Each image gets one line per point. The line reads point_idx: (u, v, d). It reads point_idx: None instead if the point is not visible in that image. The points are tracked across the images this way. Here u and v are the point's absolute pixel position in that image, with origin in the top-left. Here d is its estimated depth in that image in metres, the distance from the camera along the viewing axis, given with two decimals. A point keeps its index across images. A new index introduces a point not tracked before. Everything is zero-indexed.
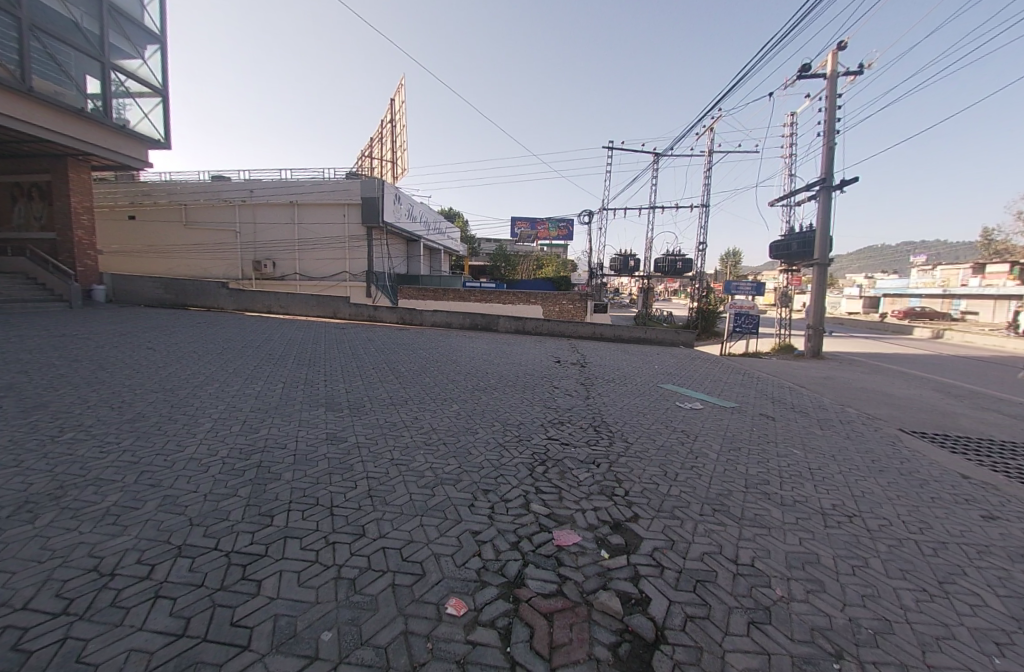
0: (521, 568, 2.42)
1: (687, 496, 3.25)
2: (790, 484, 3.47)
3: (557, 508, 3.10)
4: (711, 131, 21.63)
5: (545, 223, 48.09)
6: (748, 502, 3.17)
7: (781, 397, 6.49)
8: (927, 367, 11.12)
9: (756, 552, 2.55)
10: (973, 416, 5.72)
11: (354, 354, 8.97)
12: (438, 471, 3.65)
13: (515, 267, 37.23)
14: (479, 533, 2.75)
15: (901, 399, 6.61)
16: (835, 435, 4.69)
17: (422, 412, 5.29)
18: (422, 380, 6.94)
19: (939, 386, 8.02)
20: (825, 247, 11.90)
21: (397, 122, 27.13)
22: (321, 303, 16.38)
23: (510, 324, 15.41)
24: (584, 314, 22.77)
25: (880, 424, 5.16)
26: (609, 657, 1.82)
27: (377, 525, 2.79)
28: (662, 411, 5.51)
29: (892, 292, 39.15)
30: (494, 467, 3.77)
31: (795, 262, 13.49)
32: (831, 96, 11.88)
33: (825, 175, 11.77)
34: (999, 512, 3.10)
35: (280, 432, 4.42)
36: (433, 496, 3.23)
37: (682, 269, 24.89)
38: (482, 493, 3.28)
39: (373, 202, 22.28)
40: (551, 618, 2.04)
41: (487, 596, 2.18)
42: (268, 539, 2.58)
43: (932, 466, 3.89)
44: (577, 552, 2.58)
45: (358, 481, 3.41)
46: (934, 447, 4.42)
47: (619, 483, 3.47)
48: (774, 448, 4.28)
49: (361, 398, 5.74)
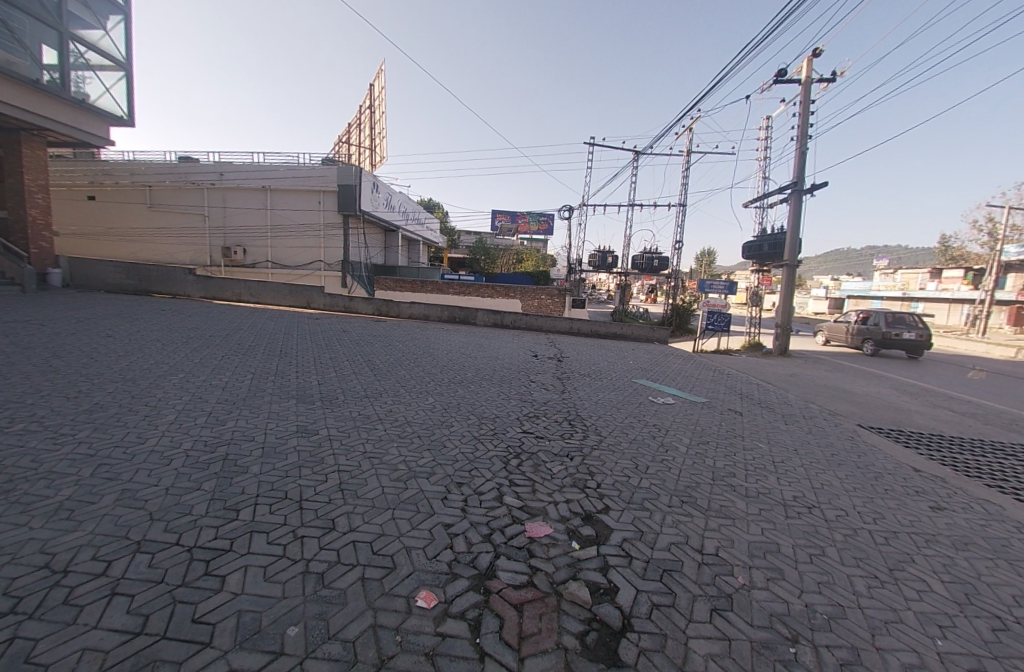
0: (493, 560, 2.42)
1: (656, 488, 3.32)
2: (755, 476, 3.59)
3: (530, 500, 3.12)
4: (690, 131, 21.98)
5: (526, 216, 48.02)
6: (715, 494, 3.26)
7: (749, 393, 6.70)
8: (885, 366, 11.66)
9: (720, 542, 2.64)
10: (924, 412, 6.04)
11: (328, 346, 8.76)
12: (412, 464, 3.61)
13: (495, 260, 37.09)
14: (452, 526, 2.73)
15: (860, 396, 6.92)
16: (799, 430, 4.87)
17: (397, 404, 5.22)
18: (397, 373, 6.83)
19: (895, 384, 8.42)
20: (795, 248, 12.29)
21: (377, 108, 26.46)
22: (294, 292, 15.91)
23: (489, 318, 15.35)
24: (562, 309, 22.90)
25: (839, 420, 5.40)
26: (576, 645, 1.85)
27: (348, 519, 2.73)
28: (636, 406, 5.60)
29: (855, 294, 40.98)
30: (468, 460, 3.76)
31: (766, 263, 13.91)
32: (805, 101, 12.21)
33: (797, 178, 12.14)
34: (945, 503, 3.29)
35: (249, 424, 4.28)
36: (406, 489, 3.19)
37: (659, 266, 25.31)
38: (456, 486, 3.26)
39: (350, 189, 21.70)
40: (521, 609, 2.05)
41: (458, 588, 2.17)
42: (232, 533, 2.50)
43: (886, 460, 4.10)
44: (548, 544, 2.60)
45: (328, 474, 3.34)
46: (889, 442, 4.65)
47: (591, 476, 3.52)
48: (742, 441, 4.41)
49: (335, 391, 5.61)
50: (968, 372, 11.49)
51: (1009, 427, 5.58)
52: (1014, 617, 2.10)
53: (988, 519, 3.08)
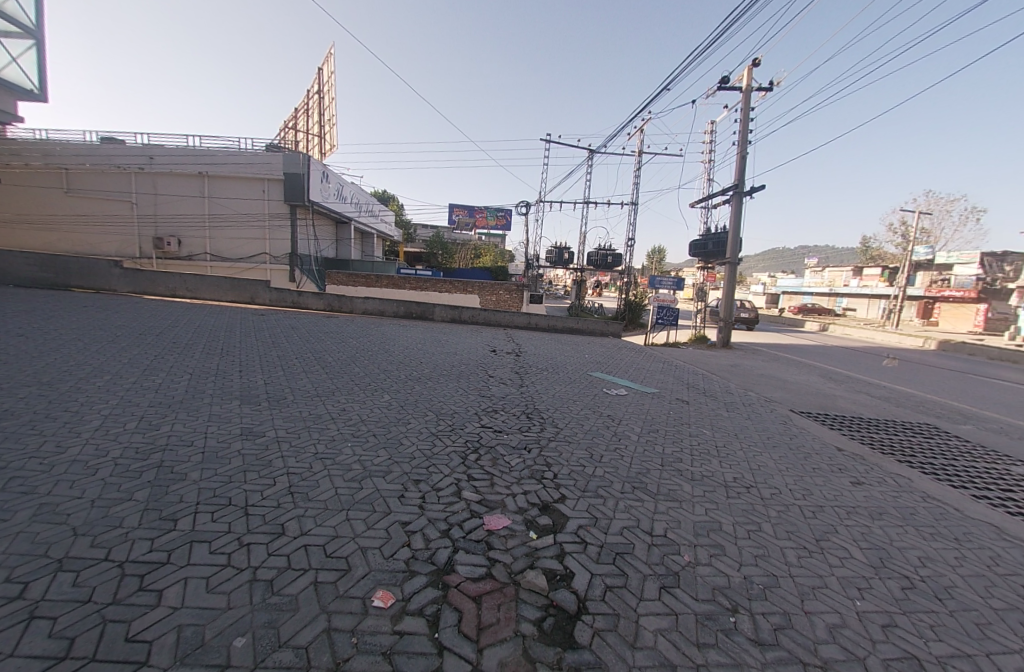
0: (451, 554, 2.42)
1: (610, 476, 3.45)
2: (700, 460, 3.83)
3: (488, 494, 3.14)
4: (642, 132, 22.75)
5: (484, 211, 47.80)
6: (664, 479, 3.43)
7: (695, 383, 7.09)
8: (814, 356, 12.73)
9: (668, 523, 2.79)
10: (846, 397, 6.66)
11: (276, 343, 8.31)
12: (367, 464, 3.52)
13: (452, 255, 36.65)
14: (409, 523, 2.70)
15: (792, 383, 7.54)
16: (739, 416, 5.24)
17: (350, 403, 5.05)
18: (351, 370, 6.61)
19: (821, 372, 9.22)
20: (736, 247, 13.11)
21: (326, 94, 25.23)
22: (237, 287, 14.90)
23: (446, 313, 15.16)
24: (520, 305, 23.11)
25: (774, 406, 5.86)
26: (534, 632, 1.89)
27: (299, 522, 2.62)
28: (592, 398, 5.76)
29: (789, 290, 44.39)
30: (426, 457, 3.72)
31: (711, 260, 14.73)
32: (745, 108, 12.97)
33: (738, 181, 12.92)
34: (863, 478, 3.67)
35: (187, 428, 3.98)
36: (361, 489, 3.11)
37: (613, 263, 26.10)
38: (413, 483, 3.22)
39: (297, 178, 20.55)
40: (479, 601, 2.06)
41: (416, 585, 2.15)
42: (169, 545, 2.32)
43: (814, 441, 4.50)
44: (506, 535, 2.63)
45: (277, 478, 3.18)
46: (816, 425, 5.11)
47: (548, 467, 3.60)
48: (689, 429, 4.66)
49: (284, 390, 5.34)
50: (882, 360, 12.79)
51: (914, 408, 6.27)
52: (917, 576, 2.38)
53: (897, 491, 3.45)
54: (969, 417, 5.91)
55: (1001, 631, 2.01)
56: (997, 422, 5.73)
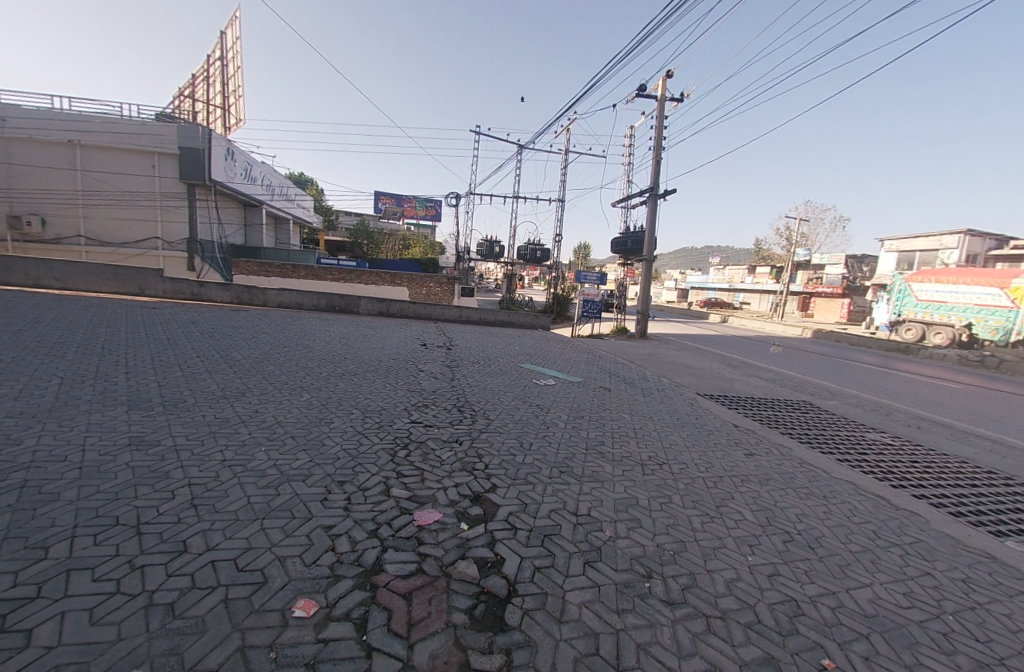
0: (379, 554, 2.35)
1: (538, 463, 3.57)
2: (620, 443, 4.11)
3: (418, 489, 3.09)
4: (568, 131, 23.49)
5: (412, 200, 46.35)
6: (589, 462, 3.63)
7: (617, 372, 7.56)
8: (717, 345, 14.20)
9: (592, 503, 2.96)
10: (742, 380, 7.53)
11: (172, 340, 7.36)
12: (285, 468, 3.28)
13: (378, 245, 35.07)
14: (333, 527, 2.57)
15: (698, 370, 8.36)
16: (654, 401, 5.70)
17: (265, 404, 4.64)
18: (265, 368, 6.08)
19: (723, 359, 10.32)
20: (652, 245, 14.13)
21: (230, 62, 22.59)
22: (120, 275, 12.91)
23: (373, 307, 14.51)
24: (450, 297, 22.88)
25: (684, 390, 6.46)
26: (465, 620, 1.91)
27: (206, 537, 2.37)
28: (522, 389, 5.89)
29: (697, 285, 48.93)
30: (351, 457, 3.55)
31: (630, 257, 15.73)
32: (660, 116, 13.95)
33: (654, 184, 13.90)
34: (754, 449, 4.20)
35: (58, 441, 3.40)
36: (278, 495, 2.89)
37: (542, 257, 26.77)
38: (337, 485, 3.06)
39: (196, 154, 18.17)
40: (410, 597, 2.04)
41: (341, 589, 2.06)
42: (39, 577, 1.98)
43: (716, 420, 5.04)
44: (437, 529, 2.61)
45: (177, 490, 2.84)
46: (718, 405, 5.73)
47: (479, 458, 3.62)
48: (611, 415, 4.97)
49: (184, 393, 4.76)
50: (770, 348, 14.66)
51: (793, 388, 7.29)
52: (795, 530, 2.79)
53: (781, 458, 4.00)
54: (833, 394, 7.01)
55: (854, 569, 2.44)
56: (854, 397, 6.85)
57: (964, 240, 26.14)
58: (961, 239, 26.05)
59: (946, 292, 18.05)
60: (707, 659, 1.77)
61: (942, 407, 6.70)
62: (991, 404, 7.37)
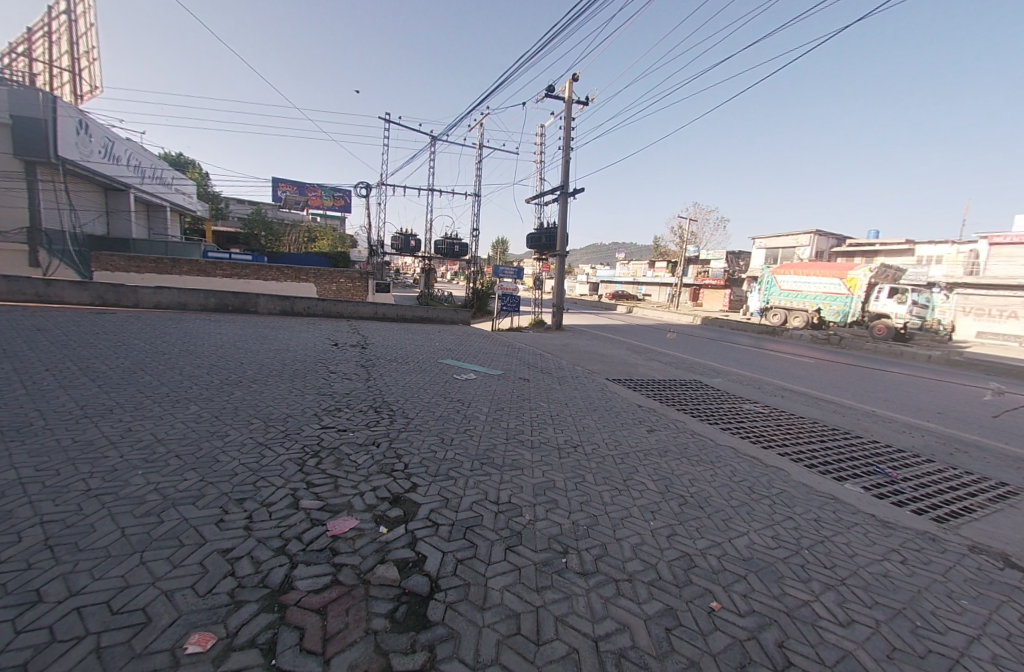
0: (289, 571, 2.18)
1: (459, 457, 3.58)
2: (538, 430, 4.27)
3: (332, 498, 2.91)
4: (482, 125, 23.52)
5: (317, 189, 43.06)
6: (508, 451, 3.73)
7: (534, 363, 7.83)
8: (624, 333, 15.39)
9: (512, 490, 3.04)
10: (645, 365, 8.26)
11: (7, 350, 6.00)
12: (170, 491, 2.87)
13: (279, 238, 32.02)
14: (232, 550, 2.32)
15: (608, 357, 8.98)
16: (569, 388, 6.01)
17: (142, 421, 4.01)
18: (140, 379, 5.24)
19: (629, 346, 11.21)
20: (564, 241, 14.78)
21: (77, 16, 18.85)
22: None
23: (274, 305, 13.23)
24: (364, 293, 21.95)
25: (596, 376, 6.90)
26: (386, 625, 1.85)
27: (65, 581, 1.99)
28: (441, 385, 5.82)
29: (606, 279, 52.21)
30: (253, 471, 3.22)
31: (544, 252, 16.29)
32: (568, 116, 14.58)
33: (564, 182, 14.52)
34: (656, 425, 4.63)
35: None
36: (161, 523, 2.52)
37: (459, 252, 26.57)
38: (236, 504, 2.76)
39: (35, 125, 14.99)
40: (324, 611, 1.92)
41: (244, 615, 1.87)
42: None
43: (623, 402, 5.47)
44: (354, 536, 2.49)
45: (22, 532, 2.33)
46: (625, 388, 6.21)
47: (398, 459, 3.52)
48: (529, 404, 5.14)
49: (28, 414, 3.93)
50: (667, 334, 16.30)
51: (687, 369, 8.17)
52: (689, 493, 3.16)
53: (677, 431, 4.48)
54: (718, 372, 8.01)
55: (734, 521, 2.83)
56: (734, 374, 7.90)
57: (812, 239, 31.37)
58: (811, 238, 31.24)
59: (801, 282, 21.55)
60: (617, 619, 1.94)
61: (798, 378, 8.02)
62: (832, 373, 9.00)
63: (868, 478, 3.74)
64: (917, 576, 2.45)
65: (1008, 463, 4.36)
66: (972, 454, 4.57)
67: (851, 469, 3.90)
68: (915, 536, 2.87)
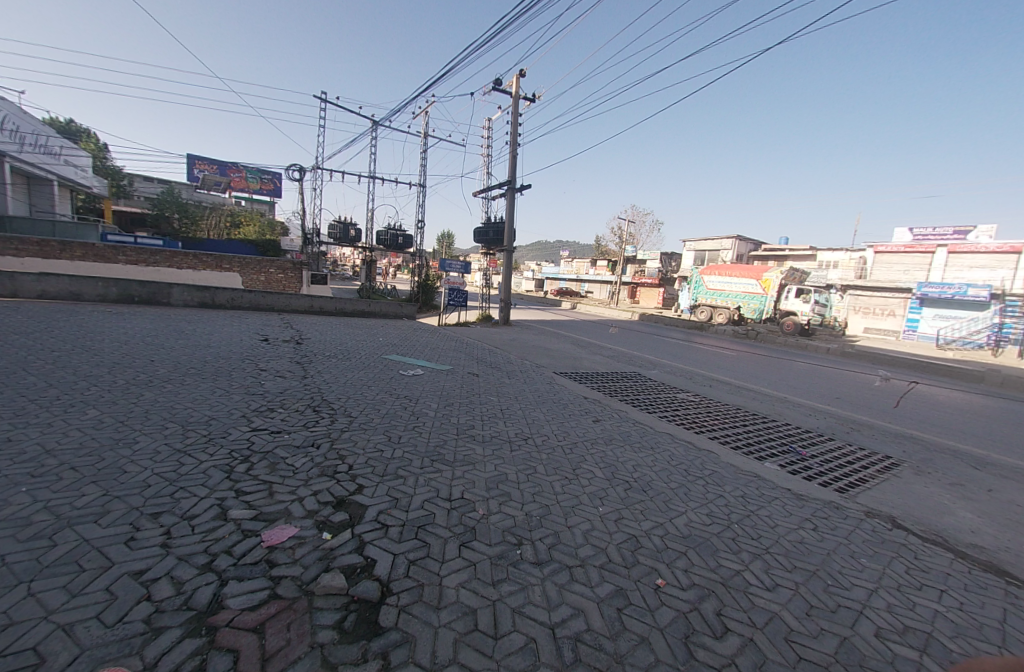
0: (218, 589, 1.95)
1: (409, 455, 3.50)
2: (488, 424, 4.31)
3: (266, 506, 2.67)
4: (425, 115, 22.08)
5: (241, 169, 38.51)
6: (459, 447, 3.70)
7: (482, 358, 7.84)
8: (571, 329, 15.88)
9: (465, 486, 3.04)
10: (590, 358, 8.61)
11: None
12: (62, 510, 2.44)
13: (197, 222, 26.98)
14: (146, 571, 2.03)
15: (554, 351, 9.26)
16: (517, 381, 6.11)
17: (23, 431, 3.38)
18: (38, 380, 4.53)
19: (574, 341, 11.57)
20: (511, 236, 14.71)
21: None
22: None
23: (192, 296, 11.95)
24: (299, 286, 20.39)
25: (543, 370, 7.08)
26: (333, 637, 1.73)
27: None
28: (388, 381, 5.64)
29: (550, 276, 53.20)
30: (170, 481, 2.86)
31: (492, 247, 16.16)
32: (514, 113, 14.46)
33: (511, 177, 14.53)
34: (601, 415, 4.83)
35: None
36: (53, 546, 2.13)
37: (404, 244, 23.15)
38: (150, 519, 2.43)
39: None
40: (262, 630, 1.75)
41: (163, 644, 1.64)
42: None
43: (571, 394, 5.67)
44: (293, 545, 2.31)
45: None
46: (572, 381, 6.42)
47: (341, 460, 3.34)
48: (479, 398, 5.17)
49: None
50: (608, 329, 17.04)
51: (628, 362, 8.65)
52: (634, 478, 3.33)
53: (621, 420, 4.72)
54: (658, 365, 8.54)
55: (675, 501, 3.04)
56: (671, 366, 8.47)
57: (734, 243, 34.44)
58: (733, 242, 34.40)
59: (726, 282, 23.64)
60: (572, 604, 2.00)
61: (726, 370, 8.78)
62: (749, 364, 10.00)
63: (785, 457, 4.21)
64: (825, 539, 2.80)
65: (891, 439, 5.10)
66: (865, 433, 5.29)
67: (771, 450, 4.36)
68: (824, 506, 3.27)
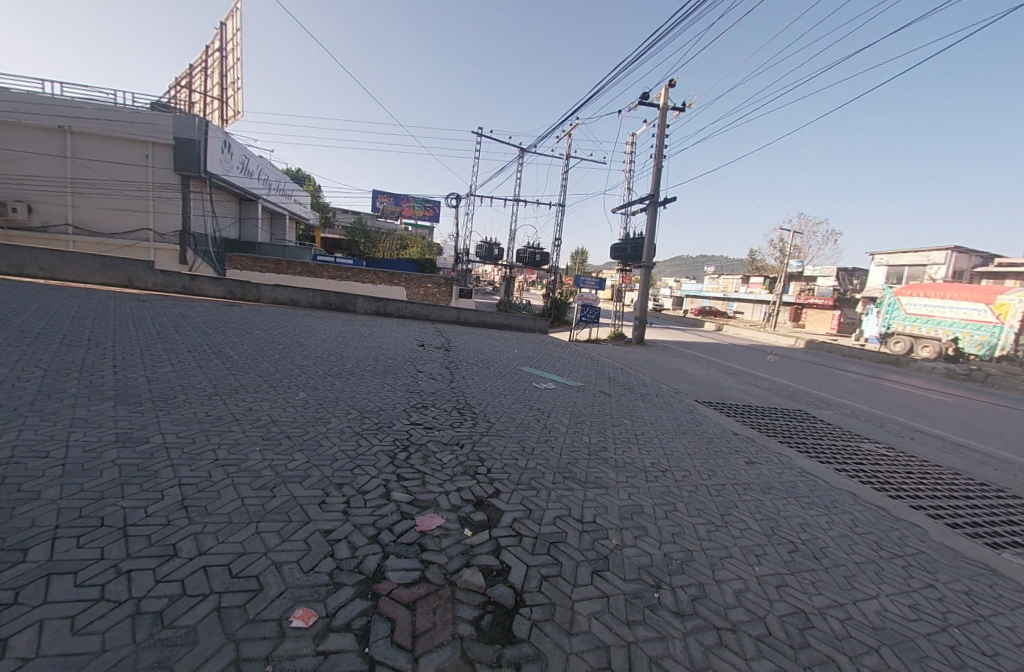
0: (381, 561, 2.27)
1: (541, 467, 3.57)
2: (622, 448, 4.15)
3: (419, 493, 3.02)
4: (568, 137, 22.84)
5: (411, 198, 45.23)
6: (591, 469, 3.63)
7: (615, 377, 7.62)
8: (715, 353, 14.37)
9: (597, 510, 2.97)
10: (740, 388, 7.64)
11: (175, 335, 7.28)
12: (280, 469, 3.15)
13: (376, 244, 32.64)
14: (332, 531, 2.48)
15: (696, 377, 8.49)
16: (653, 406, 5.77)
17: (260, 403, 4.51)
18: (273, 365, 6.03)
19: (719, 367, 10.44)
20: (651, 252, 14.09)
21: (230, 55, 22.05)
22: (111, 268, 12.74)
23: (370, 306, 14.42)
24: (449, 299, 22.87)
25: (682, 396, 6.55)
26: (472, 632, 1.85)
27: (196, 539, 2.25)
28: (522, 392, 5.90)
29: (692, 294, 49.25)
30: (350, 458, 3.46)
31: (629, 264, 15.72)
32: (661, 125, 13.93)
33: (654, 191, 13.98)
34: (755, 457, 4.22)
35: (82, 434, 3.35)
36: (274, 497, 2.77)
37: (541, 261, 24.10)
38: (336, 487, 2.97)
39: (191, 145, 18.45)
40: (414, 607, 1.96)
41: (341, 598, 1.96)
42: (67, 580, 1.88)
43: (717, 427, 5.10)
44: (440, 535, 2.55)
45: (165, 491, 2.69)
46: (718, 413, 5.78)
47: (481, 462, 3.58)
48: (612, 419, 5.02)
49: (191, 389, 4.68)
50: (762, 355, 14.90)
51: (790, 397, 7.42)
52: (799, 540, 2.81)
53: (780, 465, 4.06)
54: (832, 404, 7.11)
55: (859, 580, 2.46)
56: (851, 407, 6.96)
57: (950, 256, 26.91)
58: (949, 255, 26.90)
59: (935, 306, 18.60)
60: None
61: (936, 420, 6.83)
62: (975, 416, 7.60)
63: None
64: None
65: None
66: None
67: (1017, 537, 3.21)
68: None
